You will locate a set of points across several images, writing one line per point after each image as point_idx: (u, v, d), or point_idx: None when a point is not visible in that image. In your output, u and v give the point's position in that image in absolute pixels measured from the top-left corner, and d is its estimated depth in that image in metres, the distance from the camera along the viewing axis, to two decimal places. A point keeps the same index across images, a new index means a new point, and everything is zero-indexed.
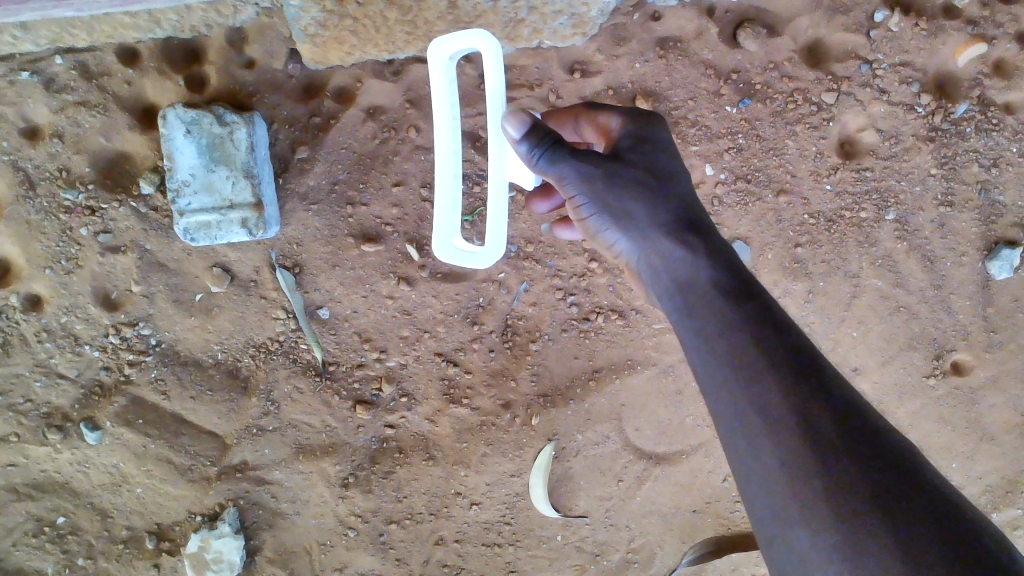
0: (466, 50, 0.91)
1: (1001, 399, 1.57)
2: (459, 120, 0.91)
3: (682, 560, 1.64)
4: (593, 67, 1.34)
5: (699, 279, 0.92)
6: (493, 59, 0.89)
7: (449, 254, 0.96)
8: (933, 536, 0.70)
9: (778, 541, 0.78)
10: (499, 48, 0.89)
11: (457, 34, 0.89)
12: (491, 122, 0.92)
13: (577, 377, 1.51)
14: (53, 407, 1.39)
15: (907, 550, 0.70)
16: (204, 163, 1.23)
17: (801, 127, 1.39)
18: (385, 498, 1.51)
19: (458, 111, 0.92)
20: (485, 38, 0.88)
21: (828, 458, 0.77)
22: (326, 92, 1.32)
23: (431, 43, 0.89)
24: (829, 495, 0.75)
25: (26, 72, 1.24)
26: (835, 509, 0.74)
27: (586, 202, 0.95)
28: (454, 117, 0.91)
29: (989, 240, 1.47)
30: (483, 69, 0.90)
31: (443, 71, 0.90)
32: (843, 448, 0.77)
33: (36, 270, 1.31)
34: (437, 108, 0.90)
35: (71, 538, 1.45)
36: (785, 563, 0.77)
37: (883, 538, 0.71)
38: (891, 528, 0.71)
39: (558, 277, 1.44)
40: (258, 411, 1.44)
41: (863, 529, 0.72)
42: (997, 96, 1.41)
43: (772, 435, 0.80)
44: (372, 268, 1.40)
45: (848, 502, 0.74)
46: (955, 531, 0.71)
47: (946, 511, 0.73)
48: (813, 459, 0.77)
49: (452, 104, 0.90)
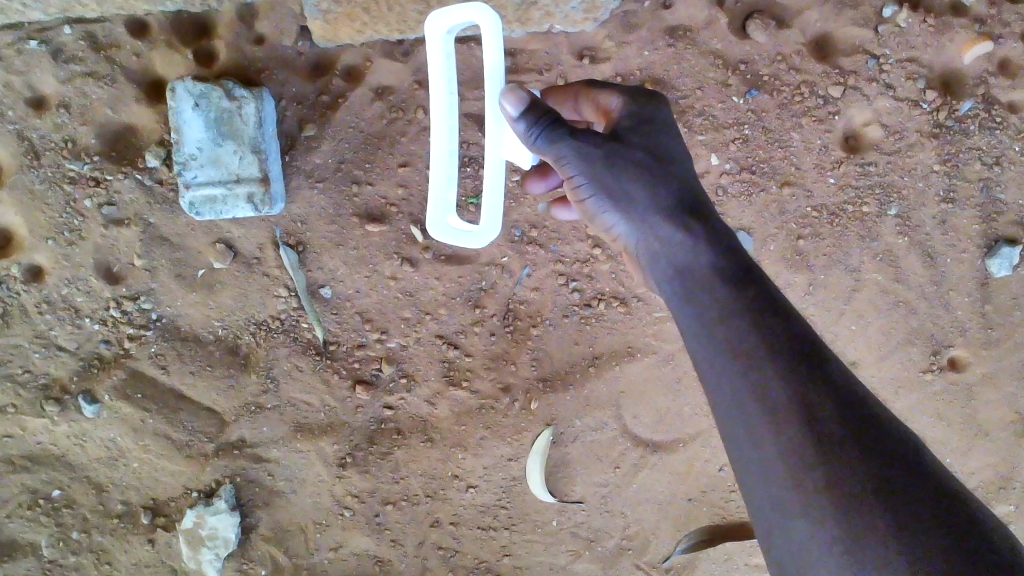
0: (465, 24, 0.90)
1: (996, 396, 1.58)
2: (455, 96, 0.90)
3: (676, 547, 1.64)
4: (602, 54, 1.34)
5: (699, 265, 0.91)
6: (492, 35, 0.88)
7: (443, 232, 0.96)
8: (937, 532, 0.70)
9: (778, 536, 0.77)
10: (498, 23, 0.88)
11: (456, 8, 0.88)
12: (491, 96, 0.92)
13: (577, 362, 1.52)
14: (51, 378, 1.38)
15: (913, 547, 0.69)
16: (212, 136, 1.23)
17: (807, 120, 1.40)
18: (381, 479, 1.51)
19: (455, 86, 0.91)
20: (483, 12, 0.87)
21: (830, 451, 0.76)
22: (336, 69, 1.32)
23: (428, 16, 0.88)
24: (833, 488, 0.74)
25: (34, 41, 1.24)
26: (836, 499, 0.74)
27: (584, 183, 0.94)
28: (450, 93, 0.90)
29: (988, 238, 1.48)
30: (482, 44, 0.89)
31: (441, 44, 0.89)
32: (843, 439, 0.76)
33: (39, 241, 1.31)
34: (434, 84, 0.89)
35: (66, 511, 1.44)
36: (787, 555, 0.77)
37: (888, 536, 0.70)
38: (893, 520, 0.71)
39: (562, 262, 1.45)
40: (257, 388, 1.44)
41: (865, 522, 0.72)
42: (1002, 95, 1.42)
43: (774, 429, 0.79)
44: (376, 248, 1.41)
45: (848, 495, 0.73)
46: (959, 526, 0.70)
47: (949, 506, 0.72)
48: (814, 451, 0.76)
49: (450, 80, 0.90)
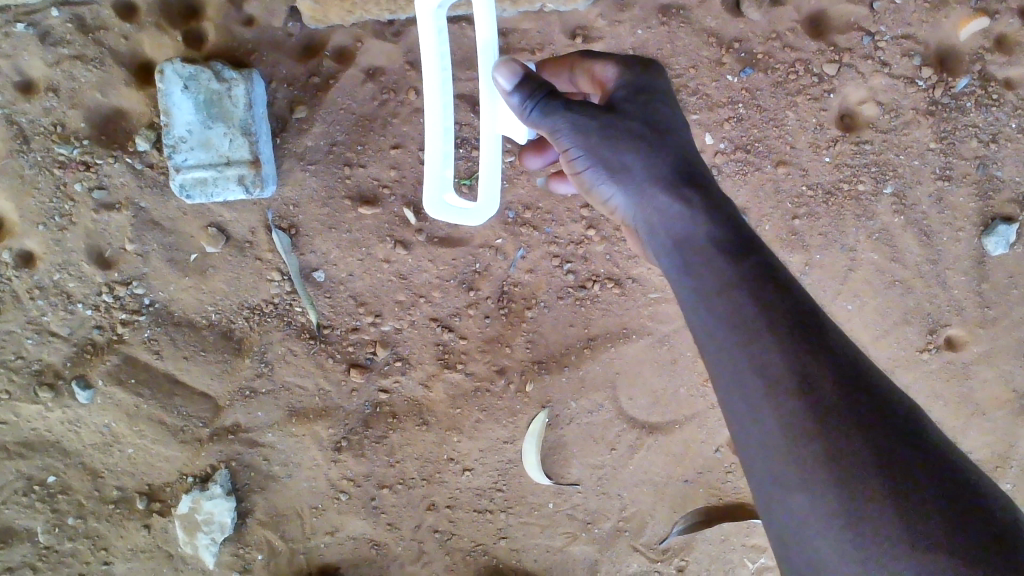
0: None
1: (994, 375, 1.57)
2: (449, 72, 0.90)
3: (673, 529, 1.64)
4: (595, 33, 1.33)
5: (697, 235, 0.90)
6: (485, 9, 0.89)
7: (439, 208, 0.98)
8: (940, 514, 0.68)
9: (778, 509, 0.75)
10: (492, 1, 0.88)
11: None
12: (485, 72, 0.92)
13: (572, 344, 1.51)
14: (44, 364, 1.37)
15: (913, 524, 0.68)
16: (201, 119, 1.22)
17: (802, 98, 1.40)
18: (377, 462, 1.51)
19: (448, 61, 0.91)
20: None
21: (826, 423, 0.74)
22: (326, 51, 1.32)
23: None
24: (835, 462, 0.72)
25: (21, 24, 1.23)
26: (836, 474, 0.72)
27: (580, 155, 0.93)
28: (443, 68, 0.90)
29: (985, 216, 1.48)
30: (475, 19, 0.90)
31: (433, 20, 0.88)
32: (843, 412, 0.74)
33: (29, 226, 1.30)
34: (426, 59, 0.89)
35: (61, 497, 1.43)
36: (785, 531, 0.75)
37: (888, 519, 0.69)
38: (893, 499, 0.70)
39: (556, 244, 1.45)
40: (251, 373, 1.43)
41: (865, 502, 0.70)
42: (998, 72, 1.41)
43: (773, 401, 0.77)
44: (369, 231, 1.40)
45: (849, 470, 0.72)
46: (959, 502, 0.69)
47: (953, 482, 0.71)
48: (812, 422, 0.74)
49: (442, 54, 0.90)
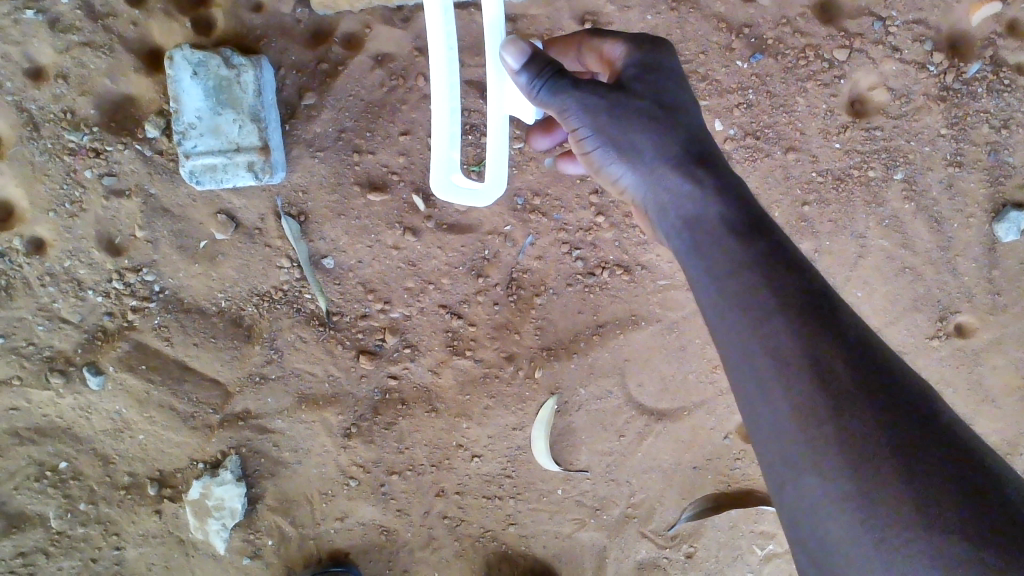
0: None
1: (1004, 362, 1.56)
2: (455, 51, 0.89)
3: (681, 516, 1.64)
4: (605, 19, 1.33)
5: (708, 215, 0.90)
6: None
7: (447, 190, 0.99)
8: (953, 495, 0.68)
9: (789, 491, 0.75)
10: None
11: None
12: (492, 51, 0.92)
13: (581, 332, 1.51)
14: (56, 351, 1.37)
15: (929, 507, 0.68)
16: (210, 106, 1.22)
17: (813, 84, 1.39)
18: (386, 449, 1.51)
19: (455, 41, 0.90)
20: None
21: (838, 405, 0.74)
22: (334, 38, 1.32)
23: None
24: (845, 442, 0.72)
25: (31, 11, 1.23)
26: (849, 453, 0.72)
27: (589, 135, 0.93)
28: (450, 47, 0.89)
29: (995, 202, 1.47)
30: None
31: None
32: (853, 392, 0.74)
33: (40, 213, 1.30)
34: (434, 41, 0.88)
35: (73, 483, 1.43)
36: (796, 512, 0.75)
37: (902, 500, 0.69)
38: (907, 480, 0.69)
39: (565, 230, 1.45)
40: (260, 359, 1.44)
41: (878, 482, 0.70)
42: (1010, 56, 1.40)
43: (786, 384, 0.77)
44: (378, 218, 1.40)
45: (861, 449, 0.71)
46: (974, 484, 0.69)
47: (966, 464, 0.70)
48: (824, 404, 0.74)
49: (450, 34, 0.88)
